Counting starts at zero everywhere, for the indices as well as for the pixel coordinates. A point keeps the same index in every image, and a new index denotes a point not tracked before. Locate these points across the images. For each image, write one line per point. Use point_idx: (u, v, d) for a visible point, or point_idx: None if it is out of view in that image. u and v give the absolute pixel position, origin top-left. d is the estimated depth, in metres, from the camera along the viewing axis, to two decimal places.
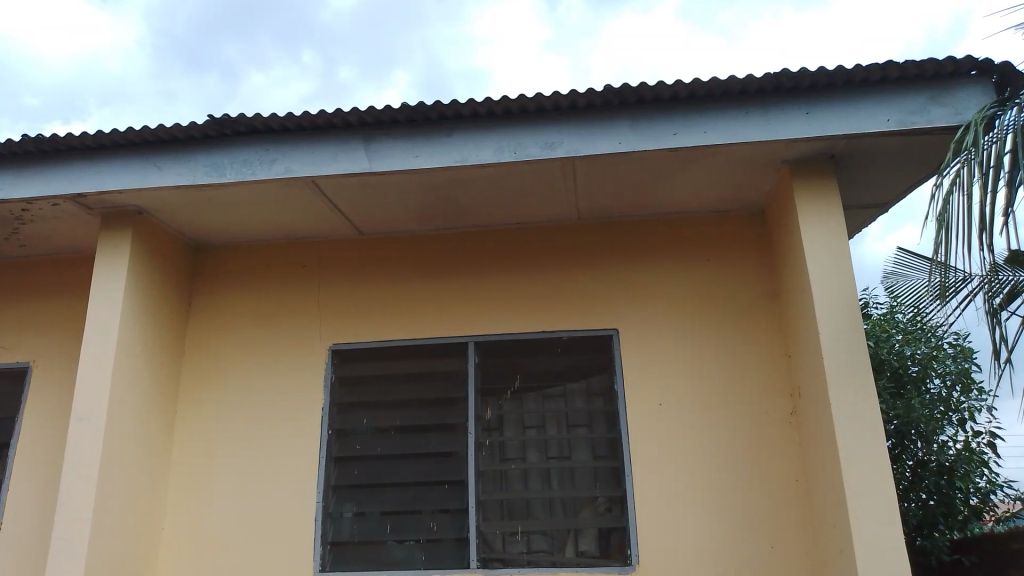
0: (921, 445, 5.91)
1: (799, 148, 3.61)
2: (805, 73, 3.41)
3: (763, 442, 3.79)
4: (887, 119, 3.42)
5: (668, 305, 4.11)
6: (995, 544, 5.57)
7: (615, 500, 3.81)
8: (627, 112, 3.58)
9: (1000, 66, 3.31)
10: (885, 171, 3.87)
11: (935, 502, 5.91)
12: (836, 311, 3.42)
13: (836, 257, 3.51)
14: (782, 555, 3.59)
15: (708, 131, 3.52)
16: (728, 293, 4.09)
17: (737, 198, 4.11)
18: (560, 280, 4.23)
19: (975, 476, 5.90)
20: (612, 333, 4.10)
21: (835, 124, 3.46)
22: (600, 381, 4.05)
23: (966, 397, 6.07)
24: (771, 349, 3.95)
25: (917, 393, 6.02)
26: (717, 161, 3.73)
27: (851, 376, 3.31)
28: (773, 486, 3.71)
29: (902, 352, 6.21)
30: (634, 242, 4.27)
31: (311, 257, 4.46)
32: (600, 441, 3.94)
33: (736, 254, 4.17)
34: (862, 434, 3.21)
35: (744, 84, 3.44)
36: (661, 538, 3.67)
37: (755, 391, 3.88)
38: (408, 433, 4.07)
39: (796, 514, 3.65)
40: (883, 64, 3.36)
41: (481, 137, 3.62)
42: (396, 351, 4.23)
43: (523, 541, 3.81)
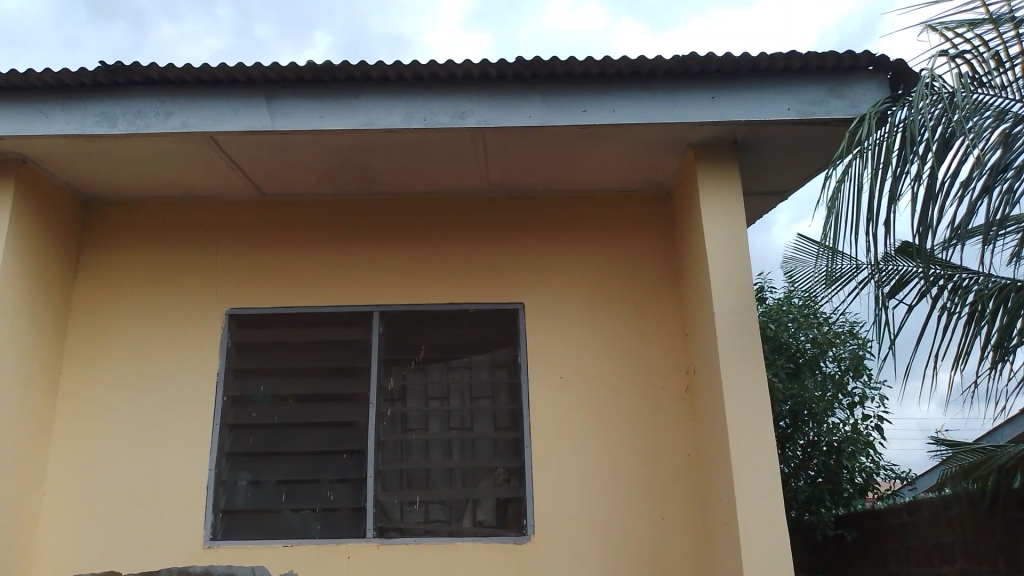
0: (813, 425, 6.24)
1: (704, 132, 3.69)
2: (712, 57, 3.49)
3: (659, 417, 3.89)
4: (787, 108, 3.53)
5: (574, 280, 4.16)
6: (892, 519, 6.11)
7: (513, 471, 3.86)
8: (538, 85, 3.59)
9: (895, 63, 3.50)
10: (784, 159, 4.01)
11: (823, 480, 6.29)
12: (729, 291, 3.53)
13: (734, 241, 3.62)
14: (672, 527, 3.72)
15: (617, 109, 3.56)
16: (632, 271, 4.17)
17: (645, 178, 4.18)
18: (467, 252, 4.22)
19: (860, 456, 6.32)
20: (517, 306, 4.12)
21: (738, 110, 3.55)
22: (505, 354, 4.08)
23: (856, 381, 6.45)
24: (671, 328, 4.06)
25: (811, 375, 6.36)
26: (626, 141, 3.78)
27: (741, 354, 3.44)
28: (666, 460, 3.82)
29: (799, 336, 6.53)
30: (543, 217, 4.29)
31: (211, 218, 4.30)
32: (502, 413, 3.97)
33: (643, 233, 4.25)
34: (749, 411, 3.35)
35: (653, 64, 3.50)
36: (555, 509, 3.73)
37: (653, 368, 3.98)
38: (306, 402, 4.01)
39: (687, 487, 3.78)
40: (787, 54, 3.48)
41: (390, 102, 3.57)
42: (297, 318, 4.14)
43: (421, 512, 3.82)
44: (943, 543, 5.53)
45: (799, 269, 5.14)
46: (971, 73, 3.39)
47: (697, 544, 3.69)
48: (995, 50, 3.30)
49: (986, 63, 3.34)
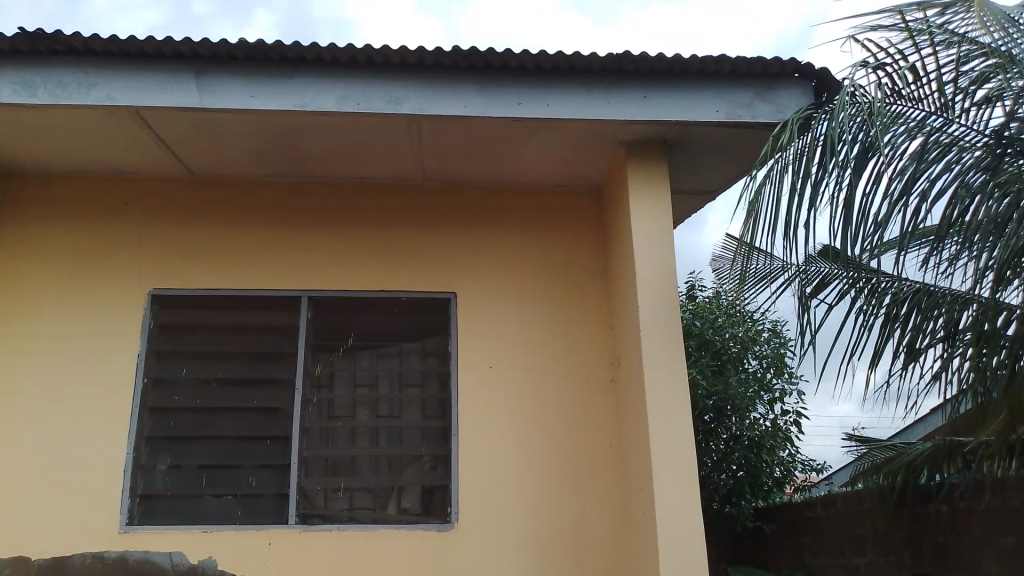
0: (735, 420, 6.46)
1: (636, 130, 3.77)
2: (645, 57, 3.59)
3: (585, 409, 3.96)
4: (716, 110, 3.66)
5: (507, 271, 4.19)
6: (806, 512, 6.37)
7: (440, 459, 3.88)
8: (475, 76, 3.62)
9: (820, 70, 3.63)
10: (713, 161, 4.12)
11: (744, 473, 6.52)
12: (654, 287, 3.62)
13: (661, 239, 3.71)
14: (593, 516, 3.80)
15: (551, 104, 3.62)
16: (563, 264, 4.23)
17: (579, 173, 4.24)
18: (399, 240, 4.21)
19: (779, 451, 6.60)
20: (449, 296, 4.14)
21: (669, 110, 3.65)
22: (435, 343, 4.09)
23: (777, 378, 6.71)
24: (599, 321, 4.13)
25: (735, 372, 6.59)
26: (561, 135, 3.83)
27: (664, 350, 3.53)
28: (590, 451, 3.89)
29: (724, 334, 6.74)
30: (478, 207, 4.31)
31: (137, 195, 4.19)
32: (430, 402, 3.98)
33: (575, 228, 4.31)
34: (670, 403, 3.44)
35: (588, 60, 3.58)
36: (478, 496, 3.76)
37: (581, 360, 4.05)
38: (230, 386, 3.95)
39: (610, 478, 3.86)
40: (718, 57, 3.61)
41: (325, 85, 3.54)
42: (223, 301, 4.07)
43: (345, 498, 3.81)
44: (853, 535, 5.78)
45: (727, 268, 5.29)
46: (891, 84, 3.55)
47: (617, 533, 3.77)
48: (914, 64, 3.45)
49: (905, 76, 3.49)
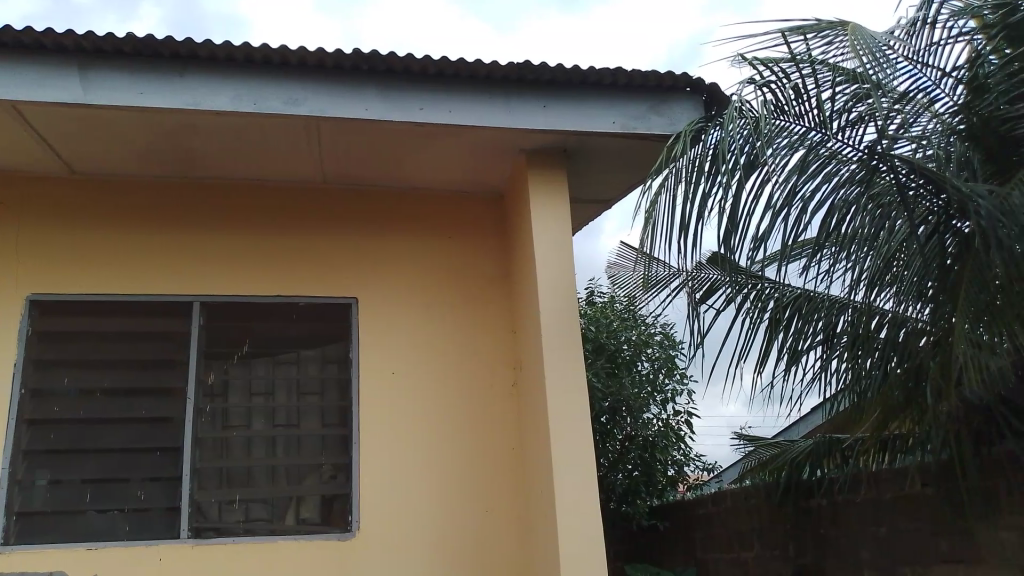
0: (630, 420, 6.70)
1: (536, 138, 3.86)
2: (545, 67, 3.70)
3: (486, 412, 4.00)
4: (612, 121, 3.81)
5: (408, 275, 4.18)
6: (698, 508, 6.63)
7: (340, 468, 3.83)
8: (375, 79, 3.63)
9: (708, 85, 3.85)
10: (610, 169, 4.26)
11: (638, 472, 6.77)
12: (555, 292, 3.70)
13: (561, 247, 3.80)
14: (493, 520, 3.83)
15: (453, 111, 3.67)
16: (464, 269, 4.27)
17: (479, 180, 4.30)
18: (298, 244, 4.13)
19: (672, 449, 6.87)
20: (351, 301, 4.09)
21: (567, 119, 3.78)
22: (335, 350, 4.03)
23: (668, 379, 6.98)
24: (500, 325, 4.18)
25: (628, 374, 6.83)
26: (462, 141, 3.88)
27: (564, 353, 3.62)
28: (491, 454, 3.93)
29: (619, 337, 6.97)
30: (379, 211, 4.29)
31: (13, 194, 3.95)
32: (330, 409, 3.92)
33: (476, 233, 4.34)
34: (571, 405, 3.53)
35: (489, 68, 3.66)
36: (378, 501, 3.73)
37: (482, 364, 4.08)
38: (115, 397, 3.76)
39: (511, 480, 3.91)
40: (613, 70, 3.77)
41: (219, 84, 3.46)
42: (109, 308, 3.89)
43: (240, 510, 3.71)
44: (742, 529, 6.05)
45: (622, 276, 5.51)
46: (774, 101, 3.73)
47: (519, 535, 3.82)
48: (795, 83, 3.67)
49: (787, 93, 3.69)
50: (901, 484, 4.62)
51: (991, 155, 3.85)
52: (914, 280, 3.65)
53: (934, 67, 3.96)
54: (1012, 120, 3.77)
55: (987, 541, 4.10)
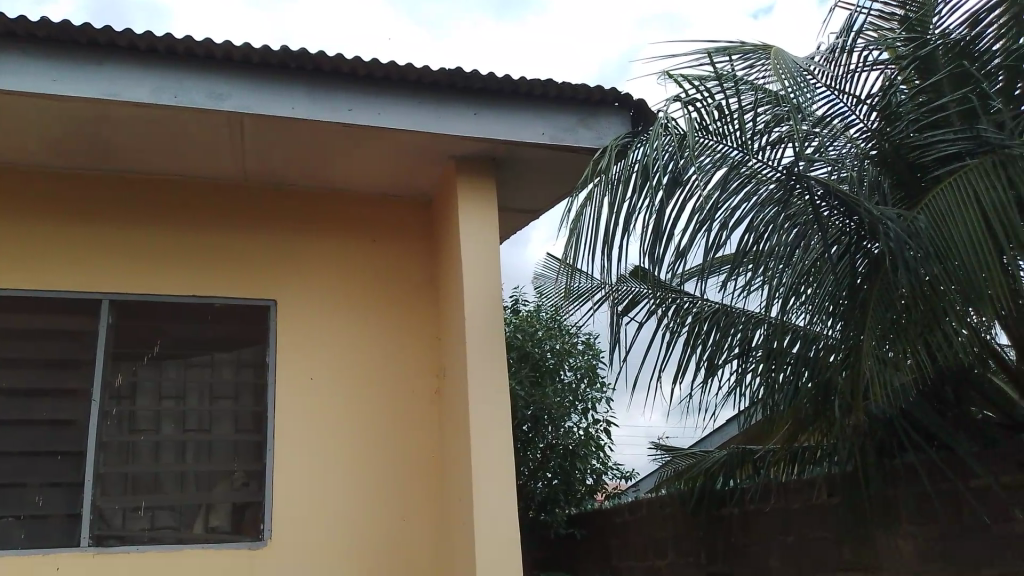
0: (551, 429, 6.75)
1: (465, 146, 3.90)
2: (476, 75, 3.77)
3: (406, 418, 3.95)
4: (542, 132, 3.88)
5: (330, 277, 4.11)
6: (615, 517, 6.72)
7: (252, 475, 3.72)
8: (304, 78, 3.63)
9: (636, 101, 4.00)
10: (539, 180, 4.32)
11: (558, 481, 6.81)
12: (480, 301, 3.70)
13: (488, 256, 3.81)
14: (412, 528, 3.79)
15: (383, 113, 3.69)
16: (388, 272, 4.21)
17: (407, 184, 4.27)
18: (216, 243, 4.01)
19: (591, 458, 6.97)
20: (268, 303, 3.99)
21: (497, 128, 3.84)
22: (252, 353, 3.92)
23: (590, 389, 7.10)
24: (424, 331, 4.15)
25: (551, 382, 6.89)
26: (390, 146, 3.89)
27: (487, 362, 3.61)
28: (411, 460, 3.90)
29: (543, 345, 7.02)
30: (303, 211, 4.21)
31: None
32: (244, 414, 3.82)
33: (402, 238, 4.31)
34: (492, 413, 3.53)
35: (421, 73, 3.71)
36: (291, 508, 3.64)
37: (404, 370, 4.04)
38: (16, 397, 3.59)
39: (430, 488, 3.88)
40: (545, 81, 3.85)
41: (140, 75, 3.42)
42: (11, 304, 3.69)
43: (146, 518, 3.56)
44: (657, 539, 6.15)
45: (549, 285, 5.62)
46: (699, 120, 3.77)
47: (435, 542, 3.79)
48: (719, 103, 3.74)
49: (711, 113, 3.75)
50: (809, 495, 4.81)
51: (901, 181, 3.99)
52: (825, 298, 3.77)
53: (851, 93, 4.17)
54: (922, 147, 3.90)
55: (887, 550, 4.29)
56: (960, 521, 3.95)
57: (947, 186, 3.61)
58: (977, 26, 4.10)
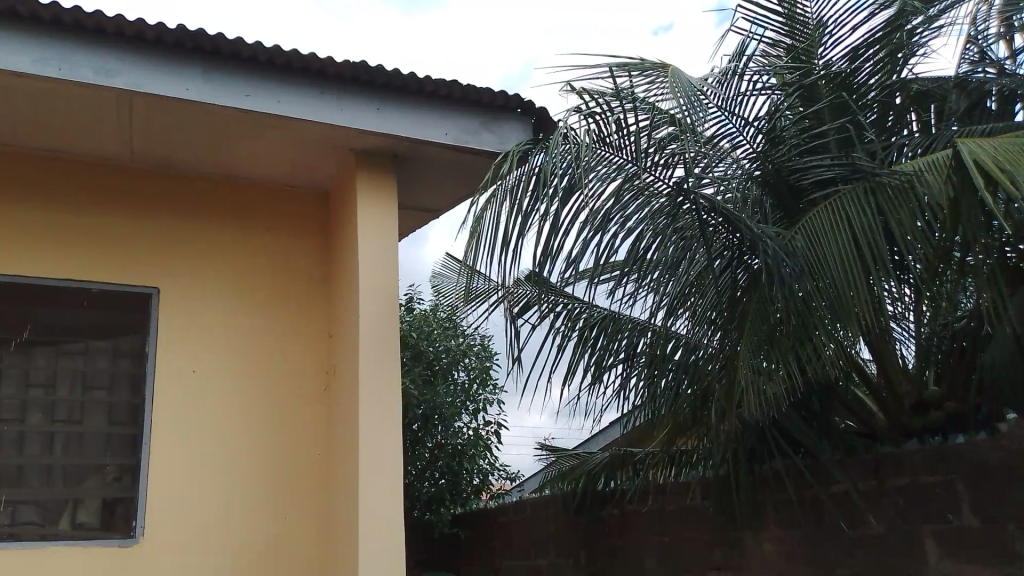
0: (442, 428, 6.83)
1: (364, 140, 3.94)
2: (381, 70, 3.81)
3: (290, 408, 4.09)
4: (444, 133, 3.96)
5: (219, 269, 4.16)
6: (498, 517, 6.80)
7: (125, 470, 3.76)
8: (199, 60, 3.61)
9: (537, 108, 4.09)
10: (442, 178, 4.37)
11: (444, 481, 6.93)
12: (375, 300, 3.74)
13: (385, 255, 3.85)
14: (293, 515, 3.96)
15: (282, 101, 3.71)
16: (291, 274, 4.32)
17: (304, 174, 4.36)
18: (97, 225, 3.99)
19: (479, 458, 7.07)
20: (151, 292, 4.00)
21: (400, 126, 3.89)
22: (130, 342, 3.94)
23: (482, 390, 7.20)
24: (313, 324, 4.28)
25: (444, 382, 6.99)
26: (288, 135, 3.93)
27: (379, 363, 3.66)
28: (293, 448, 4.05)
29: (438, 344, 7.10)
30: (195, 197, 4.24)
31: None
32: (119, 406, 3.84)
33: (295, 230, 4.41)
34: (381, 415, 3.59)
35: (323, 64, 3.73)
36: (167, 500, 3.73)
37: (291, 361, 4.16)
38: None
39: (312, 476, 4.05)
40: (450, 82, 3.93)
41: (22, 43, 3.33)
42: None
43: (6, 514, 3.54)
44: (539, 538, 6.26)
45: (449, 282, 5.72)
46: (596, 132, 3.94)
47: (315, 528, 3.99)
48: (616, 117, 3.92)
49: (609, 125, 3.93)
50: (683, 497, 5.01)
51: (780, 202, 4.25)
52: (706, 308, 4.05)
53: (740, 115, 4.37)
54: (800, 171, 4.16)
55: (752, 548, 4.55)
56: (818, 523, 4.23)
57: (823, 208, 3.95)
58: (856, 60, 4.47)
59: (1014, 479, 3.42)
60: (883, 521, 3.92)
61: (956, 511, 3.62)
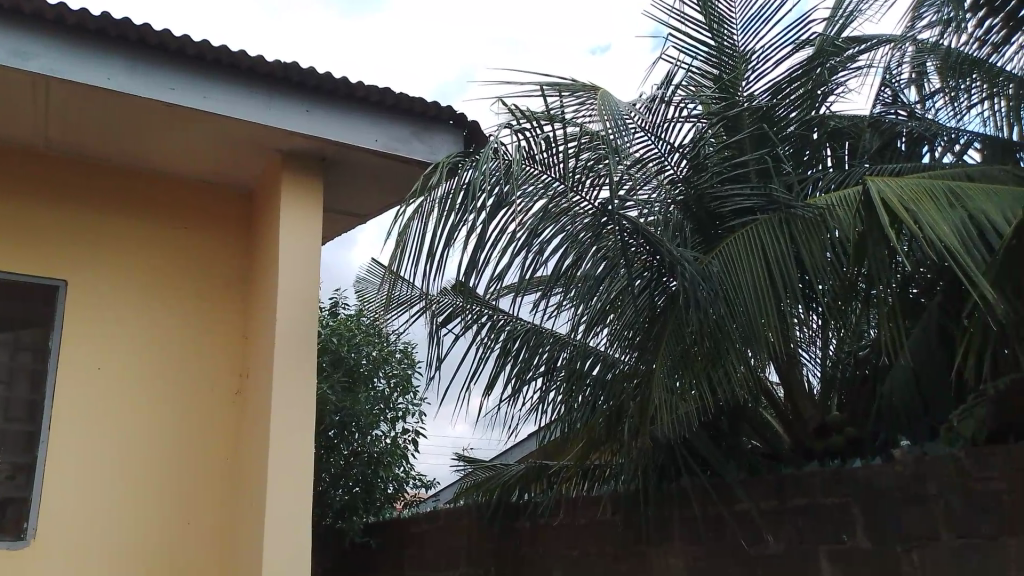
0: (359, 436, 6.79)
1: (291, 142, 3.92)
2: (313, 73, 3.82)
3: (200, 412, 4.03)
4: (375, 139, 4.00)
5: (133, 266, 4.06)
6: (410, 527, 6.76)
7: (20, 470, 3.63)
8: (124, 50, 3.55)
9: (468, 121, 4.17)
10: (370, 185, 4.38)
11: (359, 489, 6.87)
12: (293, 304, 3.73)
13: (305, 259, 3.84)
14: (197, 521, 3.90)
15: (209, 98, 3.68)
16: (212, 270, 4.27)
17: (228, 172, 4.31)
18: (4, 214, 3.84)
19: (395, 467, 7.05)
20: (58, 284, 3.88)
21: (330, 129, 3.90)
22: (32, 337, 3.82)
23: (402, 398, 7.17)
24: (228, 325, 4.23)
25: (364, 389, 6.92)
26: (213, 131, 3.88)
27: (294, 369, 3.64)
28: (201, 453, 3.99)
29: (359, 350, 6.99)
30: (111, 191, 4.14)
31: None
32: (17, 403, 3.70)
33: (215, 229, 4.35)
34: (293, 421, 3.57)
35: (253, 62, 3.72)
36: (63, 503, 3.62)
37: (204, 364, 4.10)
38: None
39: (218, 482, 4.00)
40: (383, 89, 3.97)
41: None
42: None
43: None
44: (450, 549, 6.25)
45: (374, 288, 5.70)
46: (527, 149, 3.97)
47: (221, 533, 3.94)
48: (546, 135, 3.95)
49: (539, 143, 3.97)
50: (593, 512, 5.07)
51: (700, 226, 4.39)
52: (625, 326, 4.14)
53: (666, 140, 4.45)
54: (720, 199, 4.30)
55: (657, 564, 4.64)
56: (721, 541, 4.34)
57: (738, 236, 4.10)
58: (778, 95, 4.66)
59: (904, 503, 3.61)
60: (781, 539, 4.06)
61: (851, 532, 3.79)
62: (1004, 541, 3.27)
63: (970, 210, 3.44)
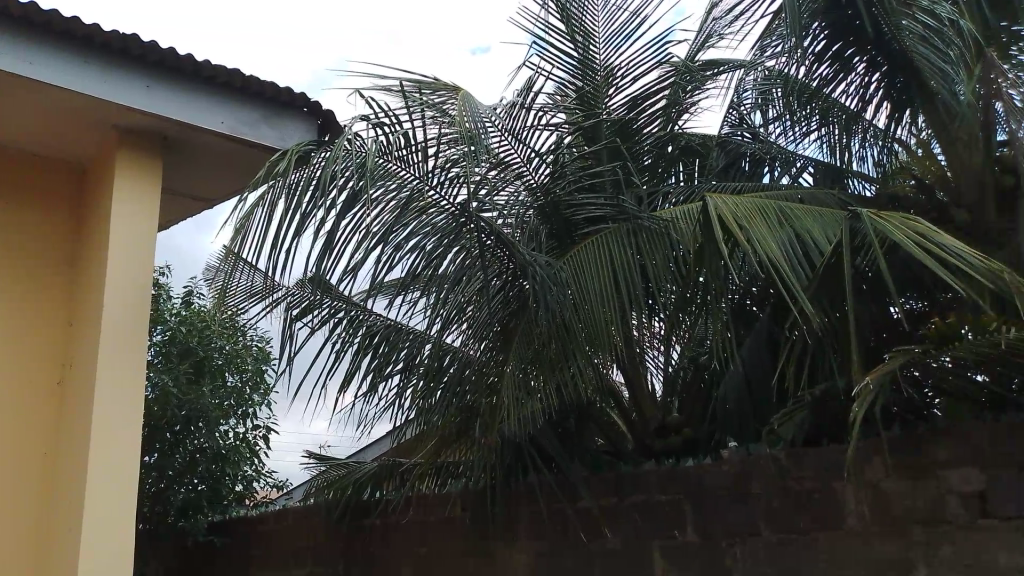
0: (204, 432, 6.52)
1: (133, 118, 3.81)
2: (155, 48, 3.77)
3: (13, 401, 3.77)
4: (222, 121, 3.97)
5: None
6: (255, 526, 6.53)
7: None
8: None
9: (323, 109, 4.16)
10: (222, 169, 4.32)
11: (203, 487, 6.63)
12: (123, 295, 3.63)
13: (138, 247, 3.73)
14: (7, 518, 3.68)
15: (32, 62, 3.56)
16: (40, 264, 4.00)
17: (58, 144, 4.07)
18: None
19: (243, 465, 6.83)
20: None
21: (173, 107, 3.84)
22: None
23: (254, 394, 6.95)
24: (51, 308, 3.97)
25: (212, 383, 6.66)
26: (42, 101, 3.71)
27: (122, 364, 3.56)
28: (14, 445, 3.74)
29: (210, 343, 6.72)
30: None
31: None
32: None
33: (40, 204, 4.07)
34: (120, 418, 3.51)
35: (88, 30, 3.63)
36: None
37: (21, 349, 3.84)
38: None
39: (32, 475, 3.77)
40: (232, 71, 3.94)
41: None
42: None
43: None
44: (297, 548, 6.09)
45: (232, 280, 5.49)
46: (385, 143, 3.90)
47: (32, 531, 3.73)
48: (407, 132, 3.91)
49: (397, 139, 3.90)
50: (442, 510, 5.10)
51: (555, 233, 4.50)
52: (479, 325, 4.18)
53: (529, 147, 4.46)
54: (575, 206, 4.43)
55: (503, 561, 4.70)
56: (564, 538, 4.46)
57: (591, 242, 4.25)
58: (634, 109, 4.85)
59: (728, 500, 3.84)
60: (618, 535, 4.22)
61: (681, 528, 3.99)
62: (813, 535, 3.54)
63: (796, 229, 3.70)
